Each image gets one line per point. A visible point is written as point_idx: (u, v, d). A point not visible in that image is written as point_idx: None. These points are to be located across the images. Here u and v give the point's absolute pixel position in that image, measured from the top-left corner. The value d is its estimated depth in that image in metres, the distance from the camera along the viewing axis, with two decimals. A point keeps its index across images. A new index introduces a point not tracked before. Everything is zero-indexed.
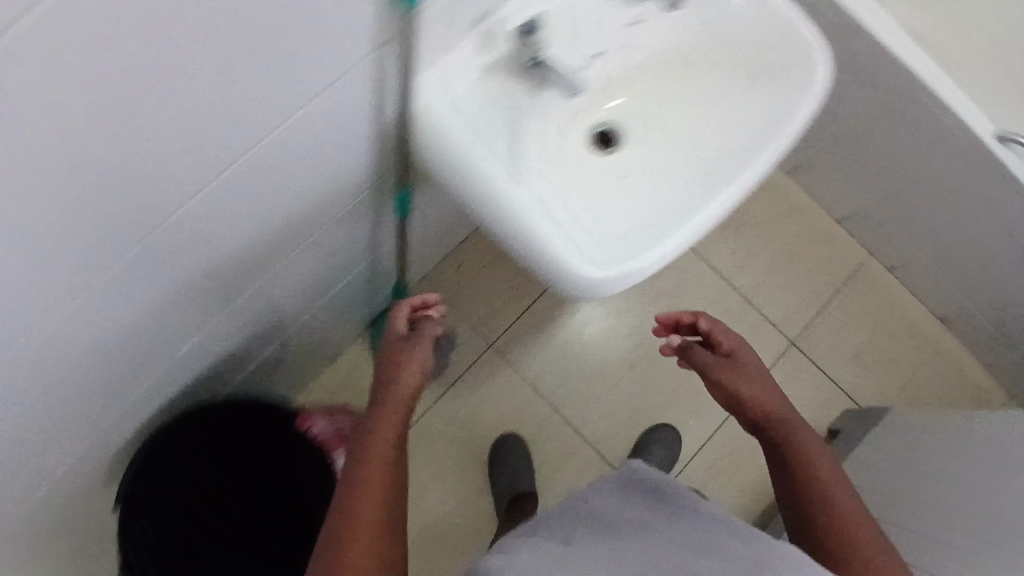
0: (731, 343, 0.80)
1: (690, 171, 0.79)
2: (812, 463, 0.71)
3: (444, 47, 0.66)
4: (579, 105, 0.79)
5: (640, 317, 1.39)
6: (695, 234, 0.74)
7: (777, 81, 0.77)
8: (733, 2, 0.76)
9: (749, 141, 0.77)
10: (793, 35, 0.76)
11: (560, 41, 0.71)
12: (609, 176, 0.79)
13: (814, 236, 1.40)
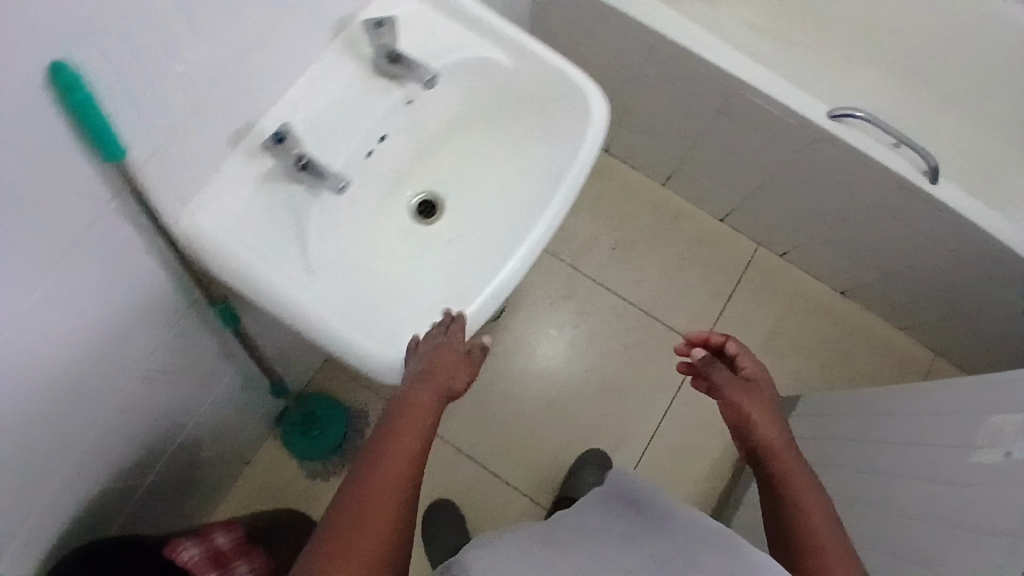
0: (752, 365, 0.86)
1: (501, 223, 0.81)
2: (804, 494, 0.77)
3: (205, 173, 0.69)
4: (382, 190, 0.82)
5: (553, 347, 1.45)
6: (505, 286, 0.74)
7: (556, 119, 0.80)
8: (494, 62, 0.79)
9: (546, 183, 0.79)
10: (557, 75, 0.79)
11: (327, 139, 0.74)
12: (429, 246, 0.83)
13: (705, 238, 1.51)
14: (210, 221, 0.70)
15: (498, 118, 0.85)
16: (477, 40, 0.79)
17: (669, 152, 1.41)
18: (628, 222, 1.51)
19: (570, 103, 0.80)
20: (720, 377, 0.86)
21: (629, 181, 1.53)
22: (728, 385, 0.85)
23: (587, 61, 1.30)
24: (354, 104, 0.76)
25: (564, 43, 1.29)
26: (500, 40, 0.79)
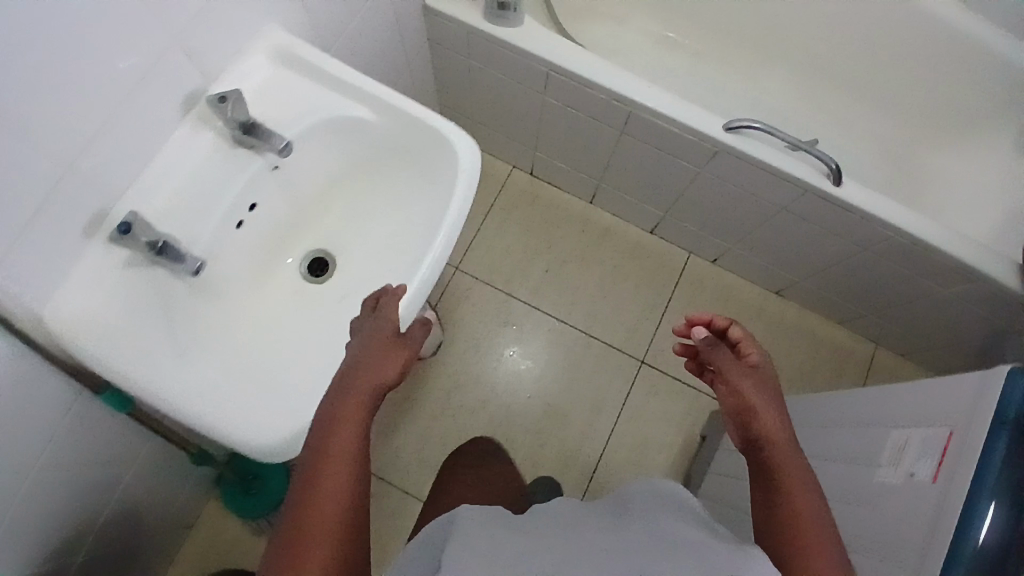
0: (755, 349, 0.78)
1: (384, 276, 0.80)
2: (794, 477, 0.68)
3: (61, 266, 0.67)
4: (264, 253, 0.82)
5: (496, 377, 1.43)
6: None
7: (429, 167, 0.81)
8: (358, 117, 0.79)
9: (422, 232, 0.79)
10: (420, 124, 0.79)
11: (192, 213, 0.73)
12: (318, 306, 0.83)
13: (635, 251, 1.51)
14: (70, 313, 0.68)
15: (376, 171, 0.85)
16: (338, 99, 0.79)
17: (589, 170, 1.42)
18: (558, 243, 1.51)
19: (440, 150, 0.79)
20: (723, 360, 0.78)
21: (555, 202, 1.54)
22: (730, 370, 0.77)
23: (494, 91, 1.30)
24: (214, 177, 0.74)
25: (468, 75, 1.30)
26: (361, 97, 0.79)
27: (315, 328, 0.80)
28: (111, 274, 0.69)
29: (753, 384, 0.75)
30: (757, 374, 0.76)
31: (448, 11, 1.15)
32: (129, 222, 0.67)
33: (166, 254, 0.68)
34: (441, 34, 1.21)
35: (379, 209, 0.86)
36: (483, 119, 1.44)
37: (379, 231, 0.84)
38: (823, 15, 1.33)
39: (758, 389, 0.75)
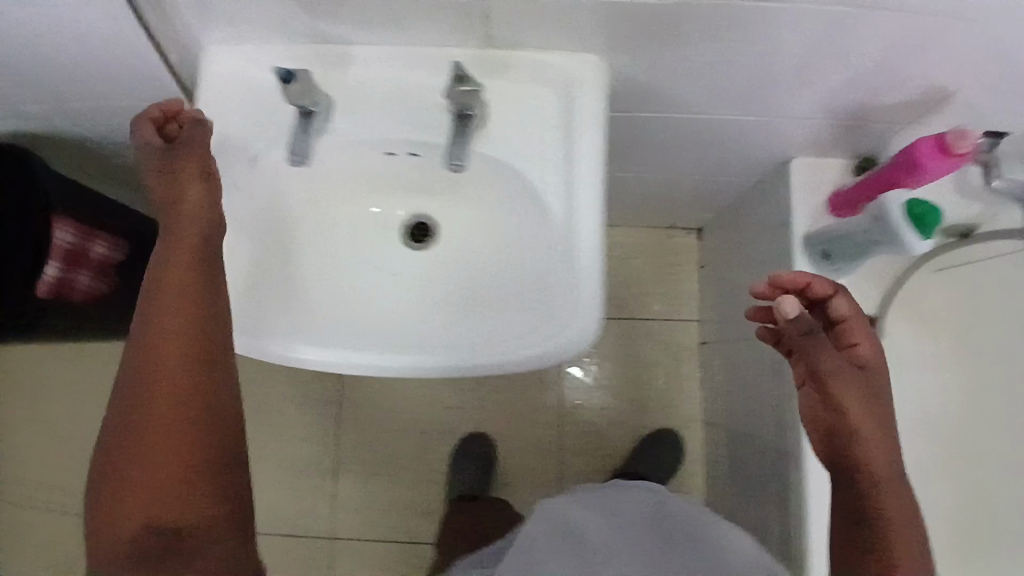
0: (863, 334, 0.71)
1: (465, 318, 0.73)
2: (886, 496, 0.72)
3: (240, 55, 0.72)
4: (429, 188, 0.77)
5: (482, 422, 1.38)
6: (422, 368, 0.70)
7: (552, 291, 0.70)
8: (547, 193, 0.68)
9: (498, 331, 0.71)
10: (575, 262, 0.68)
11: (366, 122, 0.70)
12: (417, 258, 0.78)
13: (675, 489, 1.34)
14: (216, 71, 0.72)
15: (505, 231, 0.74)
16: (558, 174, 0.68)
17: (719, 409, 1.26)
18: (637, 409, 1.36)
19: (545, 299, 0.70)
20: (817, 358, 0.70)
21: (677, 383, 1.37)
22: (835, 373, 0.70)
23: (748, 278, 1.10)
24: (411, 104, 0.70)
25: (745, 243, 1.10)
26: (572, 192, 0.67)
27: (408, 279, 0.77)
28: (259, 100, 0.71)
29: (851, 383, 0.70)
30: (858, 375, 0.71)
31: (790, 192, 0.92)
32: (292, 76, 0.65)
33: (309, 124, 0.70)
34: (768, 193, 0.99)
35: (467, 264, 0.76)
36: (722, 275, 1.23)
37: (483, 271, 0.74)
38: None
39: (858, 389, 0.71)
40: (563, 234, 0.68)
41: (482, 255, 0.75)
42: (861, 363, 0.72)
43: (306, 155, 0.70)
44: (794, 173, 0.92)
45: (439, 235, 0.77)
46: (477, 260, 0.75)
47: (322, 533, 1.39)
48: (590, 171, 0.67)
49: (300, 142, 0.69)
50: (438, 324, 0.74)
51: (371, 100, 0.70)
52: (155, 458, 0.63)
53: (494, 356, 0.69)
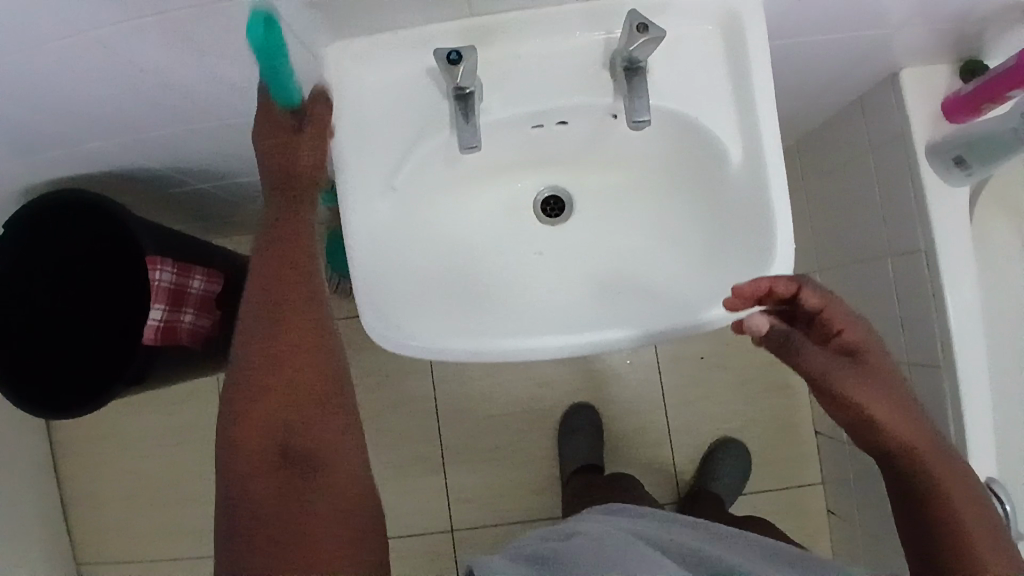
0: (843, 319, 0.66)
1: (638, 283, 0.74)
2: (933, 474, 0.65)
3: (377, 45, 0.69)
4: (571, 159, 0.77)
5: (579, 389, 1.38)
6: (618, 338, 0.68)
7: (742, 236, 0.67)
8: (723, 136, 0.66)
9: (684, 289, 0.71)
10: (766, 202, 0.64)
11: (524, 92, 0.68)
12: (558, 236, 0.79)
13: (784, 428, 1.34)
14: (352, 64, 0.69)
15: (661, 194, 0.76)
16: (732, 114, 0.66)
17: None
18: (736, 353, 1.34)
19: (732, 245, 0.69)
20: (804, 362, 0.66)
21: None
22: (829, 369, 0.65)
23: (847, 204, 1.09)
24: (565, 67, 0.68)
25: (841, 164, 1.09)
26: (752, 129, 0.65)
27: (561, 256, 0.78)
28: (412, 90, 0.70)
29: (860, 383, 0.64)
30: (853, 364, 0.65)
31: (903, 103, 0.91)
32: (458, 55, 0.62)
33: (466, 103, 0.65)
34: (871, 110, 0.98)
35: (619, 233, 0.77)
36: (809, 204, 1.22)
37: (641, 235, 0.76)
38: None
39: (870, 387, 0.64)
40: (745, 173, 0.66)
41: (635, 221, 0.77)
42: (851, 351, 0.66)
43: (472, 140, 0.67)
44: (903, 87, 0.90)
45: (574, 208, 0.79)
46: (633, 223, 0.77)
47: (439, 522, 1.39)
48: (767, 106, 0.64)
49: (463, 127, 0.66)
50: (607, 293, 0.75)
51: (523, 69, 0.68)
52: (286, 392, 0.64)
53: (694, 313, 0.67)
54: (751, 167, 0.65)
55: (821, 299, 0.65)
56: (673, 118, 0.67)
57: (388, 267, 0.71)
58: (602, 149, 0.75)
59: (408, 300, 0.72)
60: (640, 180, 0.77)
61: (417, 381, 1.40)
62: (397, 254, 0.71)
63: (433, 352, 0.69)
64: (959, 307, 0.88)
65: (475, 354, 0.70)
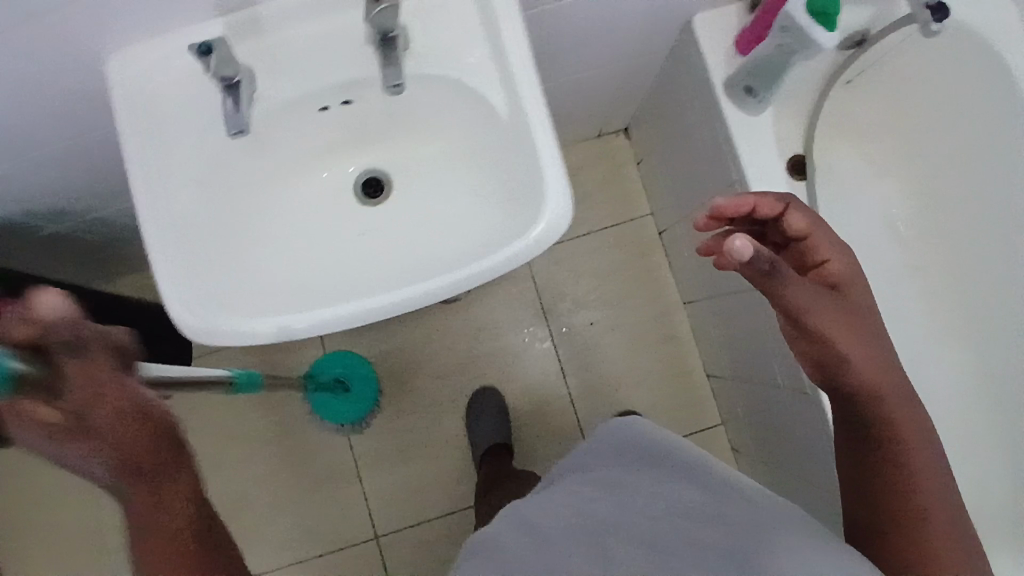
0: (828, 249, 0.69)
1: (433, 249, 0.76)
2: (899, 427, 0.64)
3: (152, 48, 0.72)
4: (368, 142, 0.80)
5: (480, 372, 1.40)
6: (408, 299, 0.71)
7: (518, 182, 0.71)
8: (484, 87, 0.69)
9: (474, 244, 0.74)
10: (528, 141, 0.69)
11: (297, 74, 0.70)
12: (360, 219, 0.80)
13: (676, 377, 1.39)
14: (130, 70, 0.72)
15: (454, 161, 0.79)
16: (493, 68, 0.69)
17: (693, 285, 1.31)
18: (621, 312, 1.40)
19: (512, 191, 0.73)
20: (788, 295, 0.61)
21: (653, 279, 1.41)
22: (812, 304, 0.62)
23: (683, 149, 1.15)
24: (335, 47, 0.70)
25: (675, 115, 1.14)
26: (511, 81, 0.69)
27: (364, 234, 0.79)
28: (191, 87, 0.72)
29: (835, 317, 0.63)
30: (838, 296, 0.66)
31: (702, 45, 0.96)
32: (210, 46, 0.66)
33: (236, 95, 0.68)
34: (682, 57, 1.03)
35: (418, 204, 0.79)
36: (662, 159, 1.28)
37: (437, 203, 0.78)
38: None
39: (842, 322, 0.64)
40: (510, 119, 0.70)
41: (433, 190, 0.79)
42: (834, 283, 0.68)
43: (242, 123, 0.68)
44: (698, 30, 0.96)
45: (389, 192, 0.81)
46: (429, 195, 0.79)
47: (364, 531, 1.37)
48: (522, 58, 0.68)
49: (232, 114, 0.68)
50: (407, 260, 0.76)
51: (295, 55, 0.71)
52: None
53: (479, 264, 0.70)
54: (513, 112, 0.69)
55: (812, 222, 0.69)
56: (440, 79, 0.70)
57: (169, 255, 0.68)
58: (393, 122, 0.77)
59: (198, 287, 0.70)
60: (433, 153, 0.80)
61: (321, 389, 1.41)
62: (197, 248, 0.71)
63: (243, 337, 0.69)
64: None
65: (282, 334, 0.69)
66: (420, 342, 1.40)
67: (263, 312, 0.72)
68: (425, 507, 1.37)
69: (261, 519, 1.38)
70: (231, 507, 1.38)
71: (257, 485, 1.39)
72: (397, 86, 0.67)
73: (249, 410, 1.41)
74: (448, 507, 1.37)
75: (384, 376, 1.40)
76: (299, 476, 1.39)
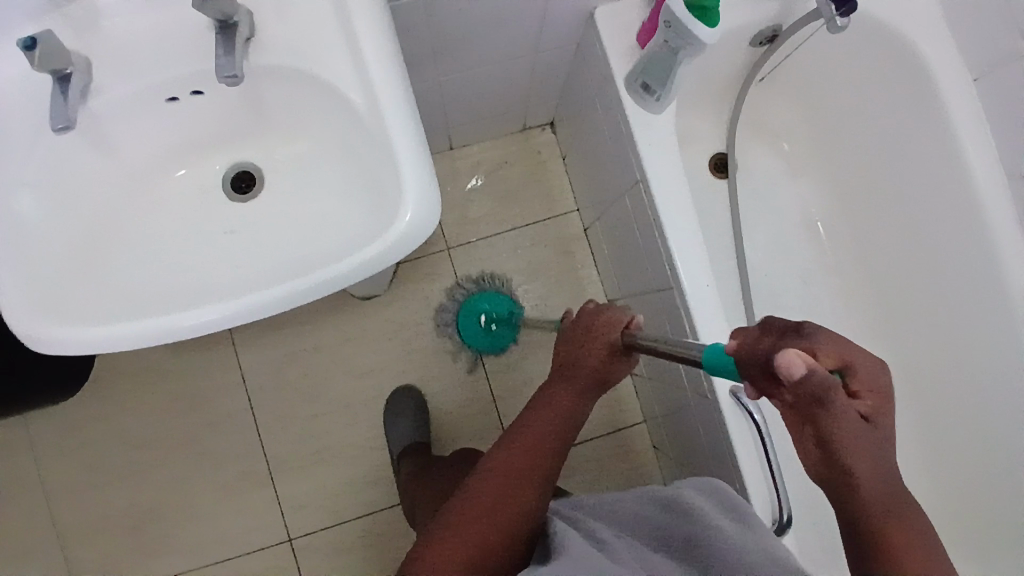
0: (864, 380, 0.53)
1: (303, 249, 0.73)
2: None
3: None
4: (234, 134, 0.77)
5: (400, 372, 1.36)
6: (272, 300, 0.66)
7: (384, 180, 0.68)
8: (341, 78, 0.66)
9: (342, 246, 0.70)
10: (389, 136, 0.66)
11: (140, 62, 0.66)
12: (226, 219, 0.76)
13: None
14: None
15: (324, 158, 0.75)
16: (349, 61, 0.66)
17: (615, 282, 1.29)
18: (547, 309, 1.37)
19: (379, 190, 0.70)
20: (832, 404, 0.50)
21: (577, 279, 1.38)
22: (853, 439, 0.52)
23: (598, 146, 1.13)
24: (177, 34, 0.66)
25: (589, 112, 1.11)
26: (365, 73, 0.66)
27: (230, 233, 0.75)
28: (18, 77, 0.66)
29: (863, 457, 0.52)
30: (868, 438, 0.52)
31: (603, 41, 0.93)
32: (35, 41, 0.59)
33: (67, 87, 0.63)
34: (589, 52, 1.01)
35: (288, 204, 0.76)
36: (582, 155, 1.25)
37: (309, 200, 0.75)
38: (980, 348, 1.07)
39: (865, 464, 0.52)
40: (370, 113, 0.66)
41: (305, 190, 0.76)
42: (866, 415, 0.53)
43: (70, 117, 0.63)
44: (599, 25, 0.93)
45: (258, 189, 0.77)
46: (301, 193, 0.76)
47: (276, 536, 1.32)
48: (373, 46, 0.66)
49: (60, 107, 0.62)
50: (277, 263, 0.72)
51: (132, 43, 0.66)
52: (491, 486, 0.66)
53: (347, 263, 0.66)
54: (373, 105, 0.66)
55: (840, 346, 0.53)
56: (294, 71, 0.67)
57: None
58: (256, 114, 0.74)
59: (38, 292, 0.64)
60: (304, 149, 0.77)
61: (235, 389, 1.36)
62: (30, 252, 0.65)
63: (87, 348, 0.63)
64: (675, 226, 0.91)
65: (128, 344, 0.64)
66: (340, 341, 1.36)
67: (108, 315, 0.66)
68: (343, 510, 1.33)
69: (173, 524, 1.33)
70: (141, 512, 1.33)
71: (168, 489, 1.34)
72: (234, 78, 0.62)
73: (156, 412, 1.35)
74: (365, 509, 1.33)
75: (302, 376, 1.36)
76: (209, 481, 1.34)
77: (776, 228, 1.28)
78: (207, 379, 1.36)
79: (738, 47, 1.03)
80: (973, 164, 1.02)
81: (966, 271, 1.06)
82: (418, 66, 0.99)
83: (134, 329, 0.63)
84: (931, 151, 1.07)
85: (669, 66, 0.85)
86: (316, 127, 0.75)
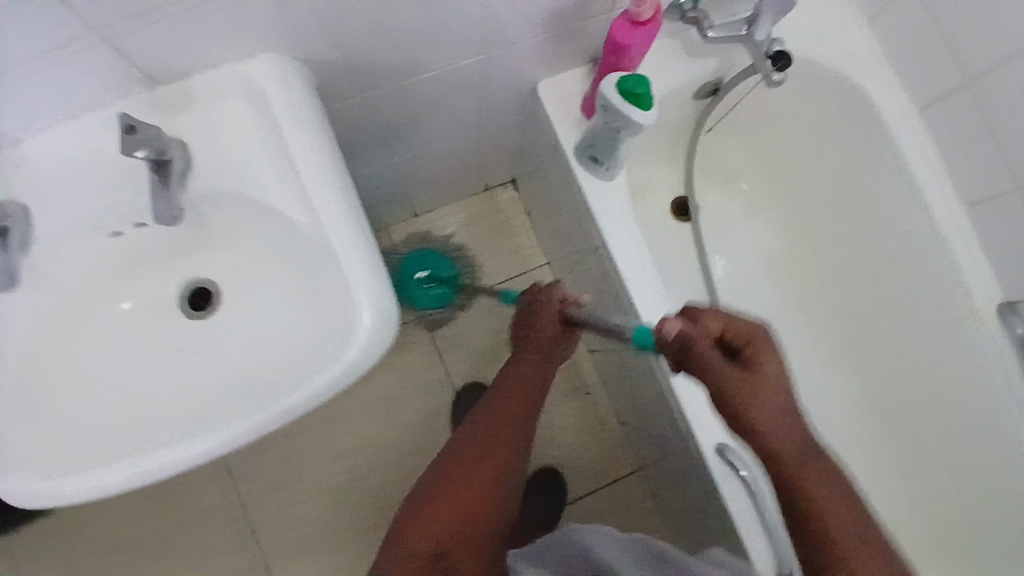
0: (742, 334, 0.70)
1: (265, 368, 0.71)
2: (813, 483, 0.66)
3: None
4: (184, 256, 0.76)
5: (386, 446, 1.34)
6: (235, 429, 0.64)
7: (335, 293, 0.68)
8: (281, 198, 0.66)
9: (302, 356, 0.69)
10: (334, 252, 0.65)
11: (81, 206, 0.65)
12: (182, 343, 0.75)
13: (589, 428, 1.37)
14: None
15: (275, 272, 0.75)
16: (287, 180, 0.66)
17: (592, 336, 1.29)
18: None
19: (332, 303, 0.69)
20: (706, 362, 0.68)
21: None
22: (728, 379, 0.68)
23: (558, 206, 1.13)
24: (112, 172, 0.66)
25: (545, 174, 1.12)
26: (304, 192, 0.66)
27: (188, 358, 0.74)
28: None
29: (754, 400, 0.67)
30: (747, 381, 0.67)
31: (549, 113, 0.94)
32: None
33: (5, 241, 0.63)
34: (537, 120, 1.01)
35: (244, 321, 0.75)
36: (544, 212, 1.26)
37: (265, 316, 0.74)
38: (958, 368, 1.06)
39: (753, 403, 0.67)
40: (311, 229, 0.66)
41: (260, 306, 0.75)
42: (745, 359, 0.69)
43: (12, 273, 0.64)
44: (543, 97, 0.94)
45: (214, 307, 0.76)
46: (256, 309, 0.75)
47: None
48: (311, 166, 0.66)
49: (1, 261, 0.63)
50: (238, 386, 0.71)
51: (64, 187, 0.66)
52: (451, 483, 0.77)
53: (315, 385, 0.64)
54: (315, 222, 0.66)
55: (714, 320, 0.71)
56: (236, 196, 0.67)
57: None
58: (203, 235, 0.73)
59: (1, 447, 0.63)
60: (254, 265, 0.76)
61: (219, 482, 1.32)
62: None
63: (52, 499, 0.62)
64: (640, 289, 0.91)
65: (88, 496, 0.62)
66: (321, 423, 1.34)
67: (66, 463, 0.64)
68: None
69: None
70: None
71: None
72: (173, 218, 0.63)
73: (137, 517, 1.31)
74: None
75: (287, 461, 1.33)
76: None
77: (745, 265, 1.28)
78: (185, 475, 1.33)
79: (684, 100, 1.04)
80: (928, 191, 1.03)
81: (933, 293, 1.07)
82: (369, 152, 0.99)
83: (82, 478, 0.61)
84: (884, 179, 1.09)
85: (616, 141, 0.86)
86: (264, 242, 0.74)
